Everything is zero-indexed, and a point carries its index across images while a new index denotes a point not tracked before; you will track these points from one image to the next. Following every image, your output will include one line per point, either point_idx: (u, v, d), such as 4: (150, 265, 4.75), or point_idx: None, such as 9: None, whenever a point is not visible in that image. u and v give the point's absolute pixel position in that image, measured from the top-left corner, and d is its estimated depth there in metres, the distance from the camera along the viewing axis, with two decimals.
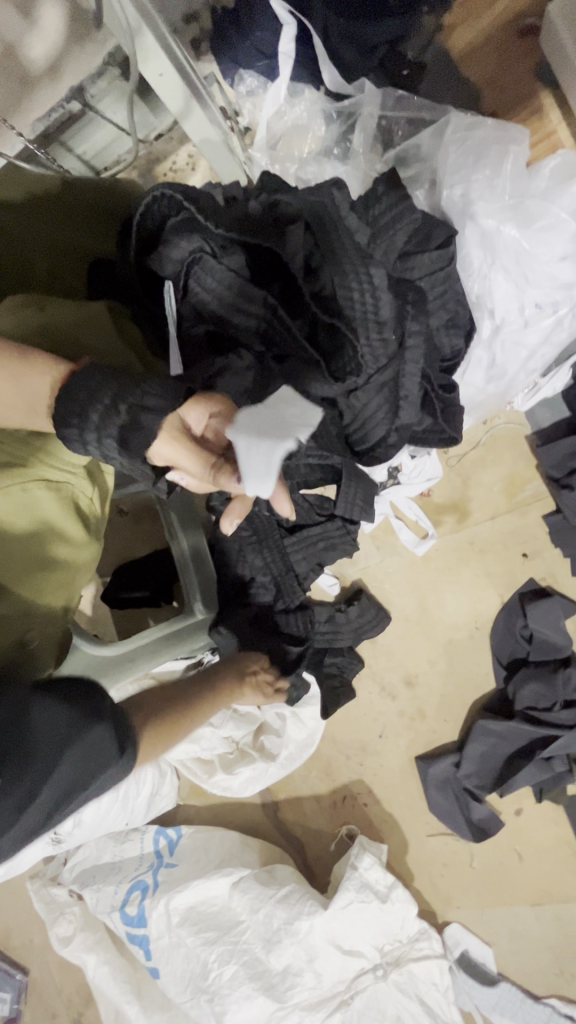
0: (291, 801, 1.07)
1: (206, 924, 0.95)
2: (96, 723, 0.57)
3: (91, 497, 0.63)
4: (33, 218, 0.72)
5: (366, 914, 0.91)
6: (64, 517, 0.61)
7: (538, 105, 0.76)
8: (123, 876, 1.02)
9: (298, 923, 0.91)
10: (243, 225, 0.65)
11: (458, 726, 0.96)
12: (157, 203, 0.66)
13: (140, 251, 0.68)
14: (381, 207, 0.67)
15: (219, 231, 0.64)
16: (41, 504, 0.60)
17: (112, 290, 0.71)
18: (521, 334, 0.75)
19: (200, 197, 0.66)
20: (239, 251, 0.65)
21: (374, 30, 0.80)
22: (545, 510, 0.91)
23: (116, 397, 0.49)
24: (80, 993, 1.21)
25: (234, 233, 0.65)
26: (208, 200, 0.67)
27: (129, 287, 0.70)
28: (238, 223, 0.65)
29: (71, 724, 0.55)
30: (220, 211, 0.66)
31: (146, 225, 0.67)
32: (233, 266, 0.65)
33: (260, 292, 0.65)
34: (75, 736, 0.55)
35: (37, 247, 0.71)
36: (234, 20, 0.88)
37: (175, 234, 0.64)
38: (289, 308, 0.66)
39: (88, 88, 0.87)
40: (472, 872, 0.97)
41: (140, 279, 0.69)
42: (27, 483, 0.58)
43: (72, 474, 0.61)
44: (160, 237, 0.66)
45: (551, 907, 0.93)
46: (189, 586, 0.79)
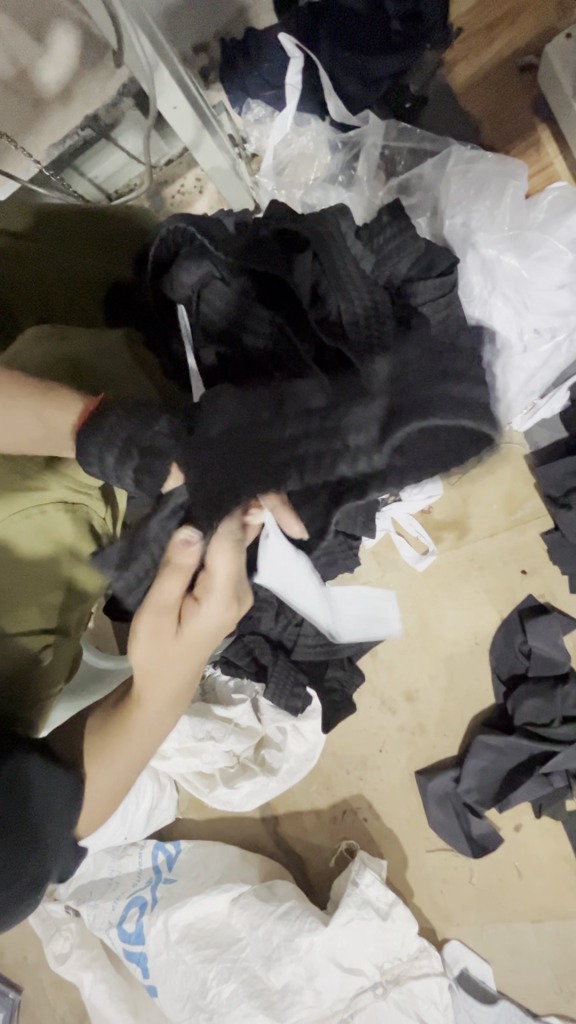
0: (291, 815, 1.07)
1: (205, 941, 0.95)
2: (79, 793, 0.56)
3: (104, 518, 0.64)
4: (52, 247, 0.74)
5: (367, 931, 0.91)
6: (79, 537, 0.62)
7: (536, 139, 0.80)
8: (121, 891, 1.03)
9: (299, 940, 0.91)
10: (252, 252, 0.67)
11: (458, 741, 0.97)
12: (172, 234, 0.69)
13: (154, 274, 0.70)
14: (386, 236, 0.70)
15: (229, 260, 0.67)
16: (57, 525, 0.60)
17: (128, 313, 0.72)
18: (522, 359, 0.77)
19: (212, 229, 0.70)
20: (246, 276, 0.66)
21: (379, 64, 0.82)
22: (543, 528, 0.92)
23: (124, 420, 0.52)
24: (75, 1013, 1.20)
25: (244, 259, 0.67)
26: (219, 231, 0.70)
27: (144, 310, 0.71)
28: (247, 252, 0.68)
29: (54, 796, 0.54)
30: (230, 241, 0.69)
31: (159, 253, 0.69)
32: (240, 286, 0.66)
33: (261, 314, 0.64)
34: (57, 798, 0.54)
35: (54, 272, 0.73)
36: (244, 51, 0.92)
37: (186, 260, 0.66)
38: (293, 329, 0.63)
39: (103, 117, 0.91)
40: (472, 888, 0.97)
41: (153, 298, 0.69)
42: (46, 503, 0.59)
43: (87, 492, 0.62)
44: (171, 262, 0.68)
45: (550, 923, 0.93)
46: None
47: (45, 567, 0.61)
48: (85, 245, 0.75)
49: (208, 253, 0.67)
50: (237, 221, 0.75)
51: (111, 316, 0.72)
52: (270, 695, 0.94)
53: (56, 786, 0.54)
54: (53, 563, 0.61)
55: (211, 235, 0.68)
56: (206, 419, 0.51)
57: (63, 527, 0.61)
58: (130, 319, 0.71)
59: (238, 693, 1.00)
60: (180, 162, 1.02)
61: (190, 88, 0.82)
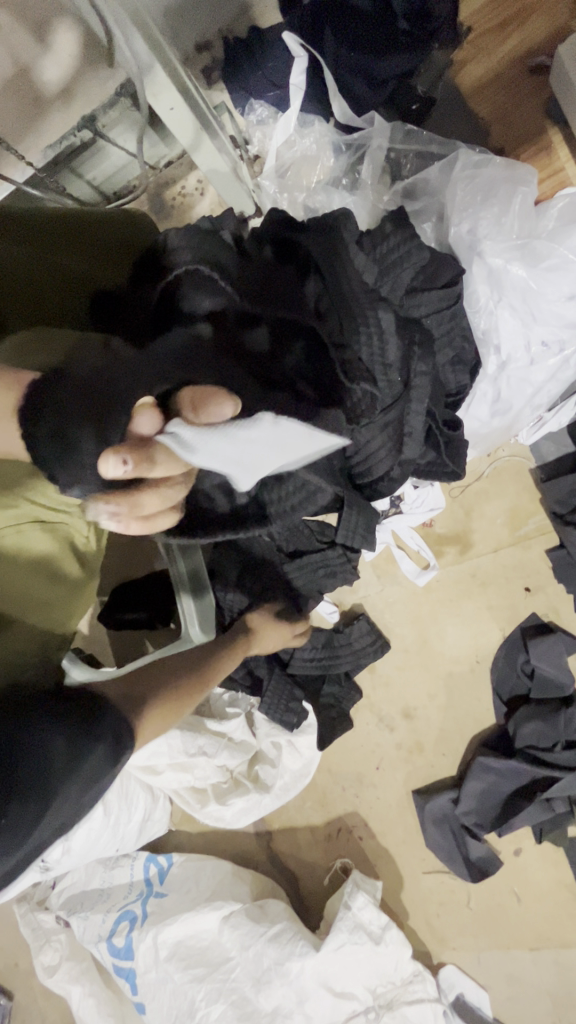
0: (285, 831, 1.05)
1: (195, 960, 0.93)
2: (95, 738, 0.52)
3: (87, 534, 0.64)
4: (41, 244, 0.70)
5: (360, 956, 0.89)
6: (62, 553, 0.61)
7: (547, 142, 0.75)
8: (111, 904, 1.00)
9: (289, 964, 0.89)
10: (262, 285, 0.66)
11: (457, 761, 0.94)
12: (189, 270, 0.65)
13: (161, 301, 0.67)
14: (389, 244, 0.67)
15: (244, 298, 0.65)
16: (37, 542, 0.59)
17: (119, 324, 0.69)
18: (527, 372, 0.75)
19: (219, 256, 0.67)
20: (262, 321, 0.65)
21: (385, 66, 0.79)
22: (548, 544, 0.89)
23: (94, 410, 0.42)
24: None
25: (256, 293, 0.65)
26: (230, 257, 0.68)
27: (141, 326, 0.67)
28: (255, 285, 0.66)
29: (55, 747, 0.48)
30: (241, 268, 0.67)
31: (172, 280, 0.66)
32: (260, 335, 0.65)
33: (270, 346, 0.65)
34: (62, 753, 0.48)
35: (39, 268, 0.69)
36: (247, 50, 0.89)
37: (196, 293, 0.64)
38: (297, 360, 0.65)
39: (100, 118, 0.89)
40: (469, 912, 0.94)
41: (155, 321, 0.67)
42: (24, 522, 0.58)
43: (67, 511, 0.60)
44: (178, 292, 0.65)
45: (549, 951, 0.91)
46: (187, 613, 0.76)
47: (29, 580, 0.59)
48: (78, 246, 0.72)
49: (221, 288, 0.65)
50: (232, 232, 0.71)
51: (98, 322, 0.71)
52: (264, 710, 0.91)
53: (56, 736, 0.49)
54: (35, 579, 0.60)
55: (222, 265, 0.67)
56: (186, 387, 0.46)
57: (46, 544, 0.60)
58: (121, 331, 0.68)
59: (232, 707, 0.98)
60: (181, 163, 1.01)
61: (189, 89, 0.79)
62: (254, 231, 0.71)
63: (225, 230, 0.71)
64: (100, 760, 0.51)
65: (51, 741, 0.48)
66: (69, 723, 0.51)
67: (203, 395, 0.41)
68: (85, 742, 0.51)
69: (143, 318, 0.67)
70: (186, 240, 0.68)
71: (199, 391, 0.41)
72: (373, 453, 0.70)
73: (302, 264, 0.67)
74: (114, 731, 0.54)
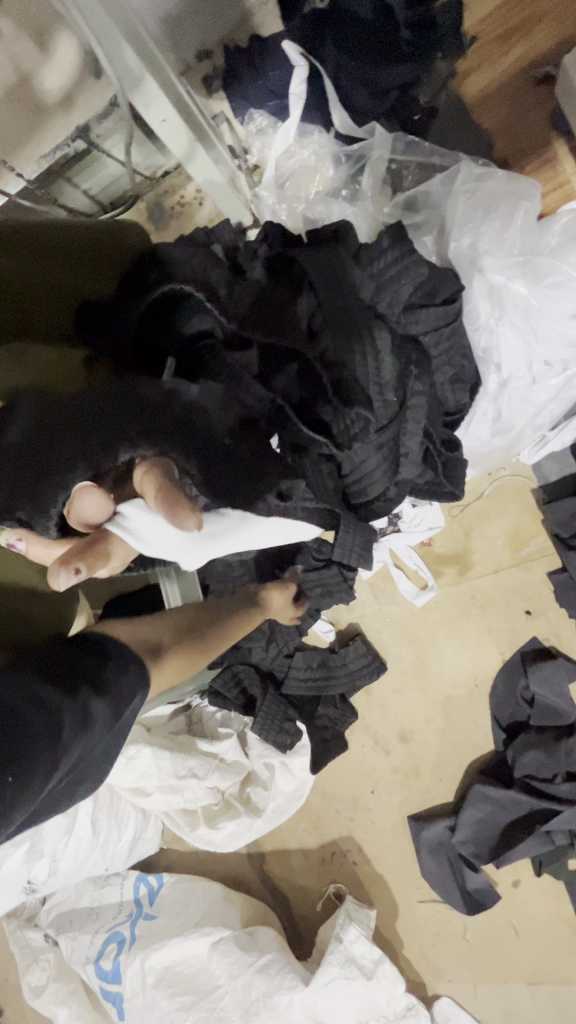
0: (278, 853, 1.03)
1: (183, 988, 0.90)
2: (95, 693, 0.48)
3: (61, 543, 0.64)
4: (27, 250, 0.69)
5: (351, 991, 0.86)
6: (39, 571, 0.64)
7: (550, 156, 0.70)
8: (100, 924, 0.98)
9: (278, 996, 0.87)
10: (251, 308, 0.62)
11: (454, 788, 0.92)
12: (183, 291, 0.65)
13: (145, 317, 0.66)
14: (386, 260, 0.65)
15: (229, 322, 0.62)
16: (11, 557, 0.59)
17: (98, 336, 0.67)
18: (529, 390, 0.74)
19: (209, 272, 0.65)
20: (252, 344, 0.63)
21: (386, 75, 0.78)
22: (550, 567, 0.87)
23: (73, 449, 0.47)
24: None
25: (243, 315, 0.62)
26: (220, 275, 0.65)
27: (122, 344, 0.66)
28: (245, 309, 0.62)
29: (52, 709, 0.44)
30: (231, 285, 0.64)
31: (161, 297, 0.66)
32: (247, 357, 0.62)
33: (258, 370, 0.62)
34: (67, 709, 0.45)
35: (19, 272, 0.67)
36: (247, 60, 0.88)
37: (191, 313, 0.65)
38: (282, 383, 0.62)
39: (94, 127, 0.88)
40: (465, 944, 0.91)
41: (138, 341, 0.66)
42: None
43: None
44: (168, 311, 0.66)
45: (548, 988, 0.87)
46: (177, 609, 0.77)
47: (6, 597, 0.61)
48: (63, 258, 0.70)
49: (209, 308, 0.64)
50: (225, 250, 0.70)
51: (80, 332, 0.68)
52: (257, 729, 0.89)
53: (51, 699, 0.45)
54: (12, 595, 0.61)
55: (211, 283, 0.64)
56: (158, 438, 0.48)
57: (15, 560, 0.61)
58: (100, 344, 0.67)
59: (225, 726, 0.96)
60: (179, 172, 0.99)
61: (185, 101, 0.78)
62: (248, 245, 0.70)
63: (217, 246, 0.71)
64: (100, 719, 0.48)
65: (56, 696, 0.45)
66: (63, 684, 0.47)
67: (167, 502, 0.42)
68: (89, 698, 0.48)
69: (123, 334, 0.66)
70: (179, 258, 0.68)
71: (165, 491, 0.43)
72: (367, 473, 0.68)
73: (295, 281, 0.64)
74: (114, 690, 0.51)
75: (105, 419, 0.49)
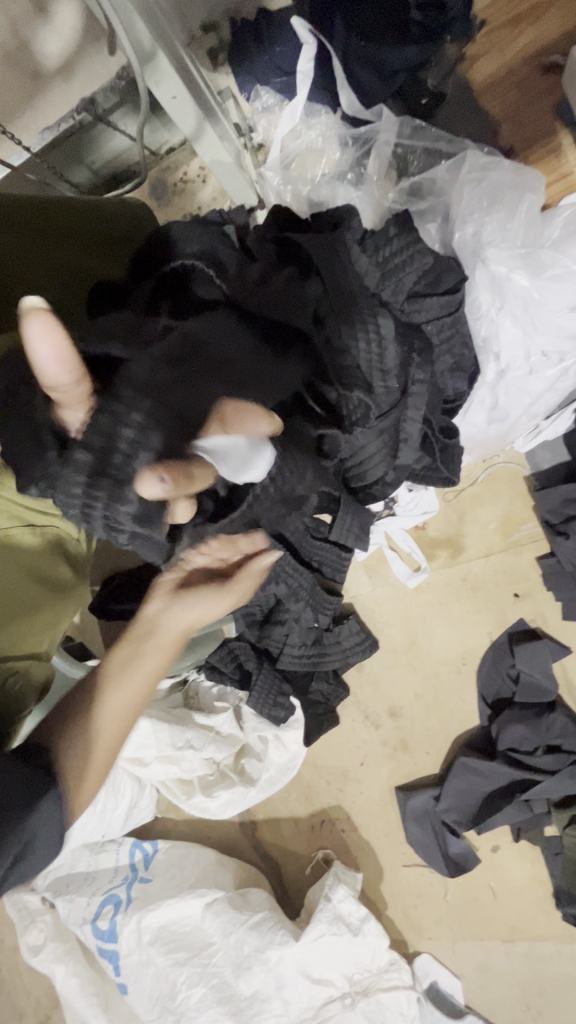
0: (269, 821, 1.07)
1: (177, 944, 0.94)
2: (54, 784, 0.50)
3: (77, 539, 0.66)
4: (38, 233, 0.69)
5: (338, 946, 0.92)
6: (51, 554, 0.64)
7: (557, 144, 0.70)
8: (97, 888, 1.02)
9: (269, 951, 0.91)
10: (256, 288, 0.61)
11: (440, 760, 0.96)
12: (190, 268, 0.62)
13: (155, 289, 0.62)
14: (392, 248, 0.67)
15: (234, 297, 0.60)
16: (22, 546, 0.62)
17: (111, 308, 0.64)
18: (526, 381, 0.76)
19: (219, 250, 0.64)
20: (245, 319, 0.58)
21: (395, 55, 0.77)
22: (539, 552, 0.90)
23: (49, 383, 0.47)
24: (50, 996, 1.20)
25: (248, 291, 0.61)
26: (230, 256, 0.65)
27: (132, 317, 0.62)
28: (249, 286, 0.61)
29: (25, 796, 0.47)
30: (240, 266, 0.64)
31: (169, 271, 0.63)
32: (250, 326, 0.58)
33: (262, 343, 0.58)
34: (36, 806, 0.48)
35: (34, 256, 0.67)
36: (255, 34, 0.87)
37: (193, 282, 0.61)
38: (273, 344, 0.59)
39: (101, 101, 0.86)
40: (446, 904, 0.97)
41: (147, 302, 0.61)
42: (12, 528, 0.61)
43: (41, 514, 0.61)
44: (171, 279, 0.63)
45: (522, 944, 0.93)
46: None
47: (26, 587, 0.62)
48: (78, 238, 0.71)
49: (214, 280, 0.61)
50: (237, 229, 0.70)
51: (92, 313, 0.65)
52: (252, 704, 0.91)
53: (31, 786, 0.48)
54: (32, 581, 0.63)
55: (222, 264, 0.63)
56: (128, 398, 0.43)
57: (46, 552, 0.64)
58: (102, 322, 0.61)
59: (221, 701, 0.99)
60: (183, 149, 0.99)
61: (193, 77, 0.77)
62: (257, 230, 0.70)
63: (229, 226, 0.71)
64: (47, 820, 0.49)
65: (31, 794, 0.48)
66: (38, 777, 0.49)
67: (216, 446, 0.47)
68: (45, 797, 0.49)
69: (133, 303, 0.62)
70: (189, 235, 0.67)
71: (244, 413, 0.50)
72: (366, 460, 0.70)
73: (304, 265, 0.65)
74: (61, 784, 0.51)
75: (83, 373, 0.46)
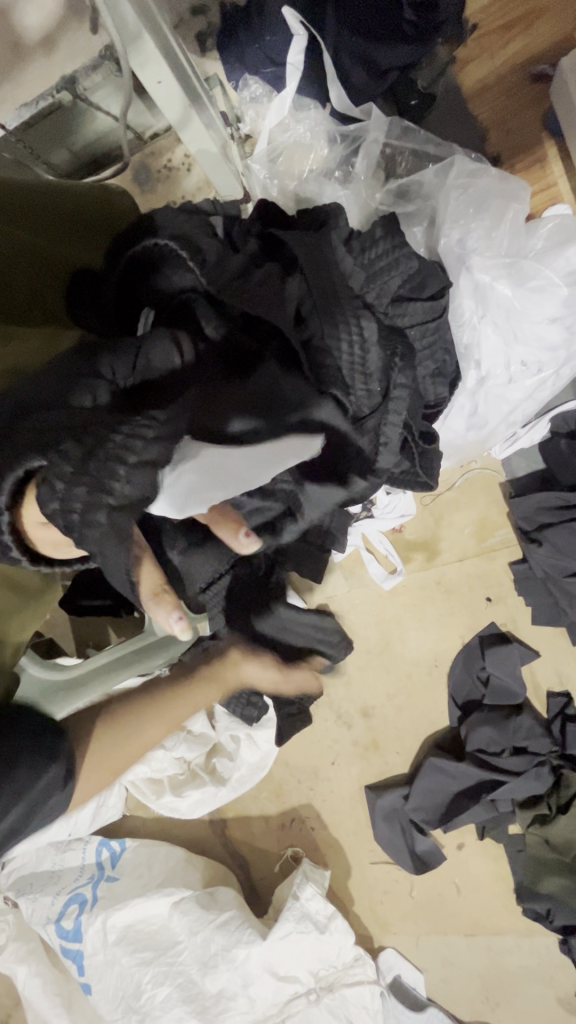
0: (239, 819, 1.07)
1: (143, 944, 0.94)
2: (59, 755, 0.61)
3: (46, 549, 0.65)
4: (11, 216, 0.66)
5: (304, 943, 0.92)
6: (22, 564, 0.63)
7: (542, 154, 0.74)
8: (61, 887, 1.00)
9: (236, 950, 0.91)
10: (234, 280, 0.60)
11: (409, 760, 0.98)
12: (168, 256, 0.62)
13: (127, 272, 0.64)
14: (378, 250, 0.66)
15: (209, 286, 0.60)
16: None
17: (85, 304, 0.66)
18: (505, 389, 0.77)
19: (201, 239, 0.63)
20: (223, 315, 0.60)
21: (387, 54, 0.74)
22: (512, 556, 0.92)
23: (50, 398, 0.48)
24: (12, 995, 1.18)
25: (227, 281, 0.60)
26: (211, 245, 0.63)
27: (105, 313, 0.65)
28: (225, 278, 0.60)
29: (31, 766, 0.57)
30: (221, 255, 0.63)
31: (142, 253, 0.63)
32: (225, 312, 0.60)
33: (239, 335, 0.60)
34: (45, 771, 0.58)
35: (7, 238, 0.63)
36: (244, 18, 0.85)
37: (170, 268, 0.61)
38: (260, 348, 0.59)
39: (81, 80, 0.82)
40: (411, 900, 0.99)
41: (120, 303, 0.64)
42: None
43: None
44: (146, 266, 0.63)
45: (482, 937, 0.95)
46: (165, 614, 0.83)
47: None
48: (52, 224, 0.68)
49: (192, 267, 0.61)
50: (223, 221, 0.68)
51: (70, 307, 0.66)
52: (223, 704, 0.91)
53: (46, 753, 0.60)
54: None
55: (201, 251, 0.62)
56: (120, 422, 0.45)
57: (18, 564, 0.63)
58: (85, 318, 0.65)
59: None
60: (168, 134, 0.96)
61: (180, 63, 0.75)
62: (242, 223, 0.68)
63: (217, 216, 0.69)
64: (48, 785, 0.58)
65: (40, 763, 0.58)
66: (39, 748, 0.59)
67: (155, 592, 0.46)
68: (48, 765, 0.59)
69: (109, 297, 0.65)
70: (171, 221, 0.66)
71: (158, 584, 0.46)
72: None
73: (288, 265, 0.64)
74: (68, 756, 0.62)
75: (51, 397, 0.49)
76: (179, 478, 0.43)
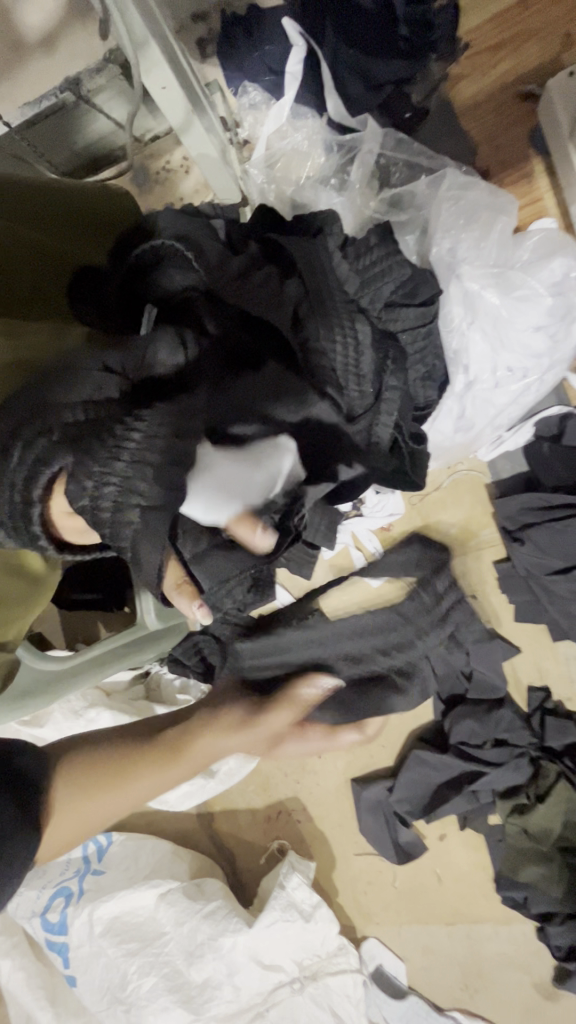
0: (226, 812, 1.09)
1: (129, 935, 0.95)
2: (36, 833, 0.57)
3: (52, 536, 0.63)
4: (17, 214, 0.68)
5: (289, 931, 0.94)
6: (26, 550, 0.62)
7: (529, 170, 0.78)
8: (47, 880, 0.99)
9: (222, 939, 0.93)
10: (233, 281, 0.62)
11: (394, 754, 1.00)
12: (170, 254, 0.63)
13: (129, 271, 0.65)
14: (372, 259, 0.70)
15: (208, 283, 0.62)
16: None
17: (89, 296, 0.65)
18: (492, 393, 0.80)
19: (202, 240, 0.65)
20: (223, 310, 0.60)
21: (384, 68, 0.79)
22: (496, 555, 0.95)
23: (59, 396, 0.49)
24: None
25: (226, 281, 0.62)
26: (211, 245, 0.65)
27: (108, 307, 0.65)
28: (225, 279, 0.62)
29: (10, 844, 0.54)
30: (221, 255, 0.64)
31: (145, 252, 0.64)
32: (225, 308, 0.60)
33: (240, 330, 0.60)
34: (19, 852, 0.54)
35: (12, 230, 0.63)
36: (245, 31, 0.88)
37: (169, 265, 0.62)
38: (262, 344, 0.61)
39: (85, 82, 0.83)
40: (394, 890, 1.01)
41: (123, 299, 0.64)
42: None
43: None
44: (148, 263, 0.64)
45: (462, 926, 0.98)
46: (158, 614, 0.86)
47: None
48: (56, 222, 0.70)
49: (193, 264, 0.63)
50: (225, 224, 0.70)
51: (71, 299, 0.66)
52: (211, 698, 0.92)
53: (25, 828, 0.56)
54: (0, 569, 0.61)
55: (203, 251, 0.64)
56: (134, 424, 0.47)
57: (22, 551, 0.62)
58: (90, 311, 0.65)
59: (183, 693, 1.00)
60: (168, 137, 0.98)
61: (183, 69, 0.77)
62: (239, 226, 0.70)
63: (217, 220, 0.71)
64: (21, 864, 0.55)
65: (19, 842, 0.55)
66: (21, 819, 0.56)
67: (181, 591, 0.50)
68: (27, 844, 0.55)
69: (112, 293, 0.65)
70: (173, 222, 0.67)
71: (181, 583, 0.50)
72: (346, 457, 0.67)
73: (286, 267, 0.65)
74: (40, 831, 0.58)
75: (61, 393, 0.49)
76: (201, 481, 0.47)
